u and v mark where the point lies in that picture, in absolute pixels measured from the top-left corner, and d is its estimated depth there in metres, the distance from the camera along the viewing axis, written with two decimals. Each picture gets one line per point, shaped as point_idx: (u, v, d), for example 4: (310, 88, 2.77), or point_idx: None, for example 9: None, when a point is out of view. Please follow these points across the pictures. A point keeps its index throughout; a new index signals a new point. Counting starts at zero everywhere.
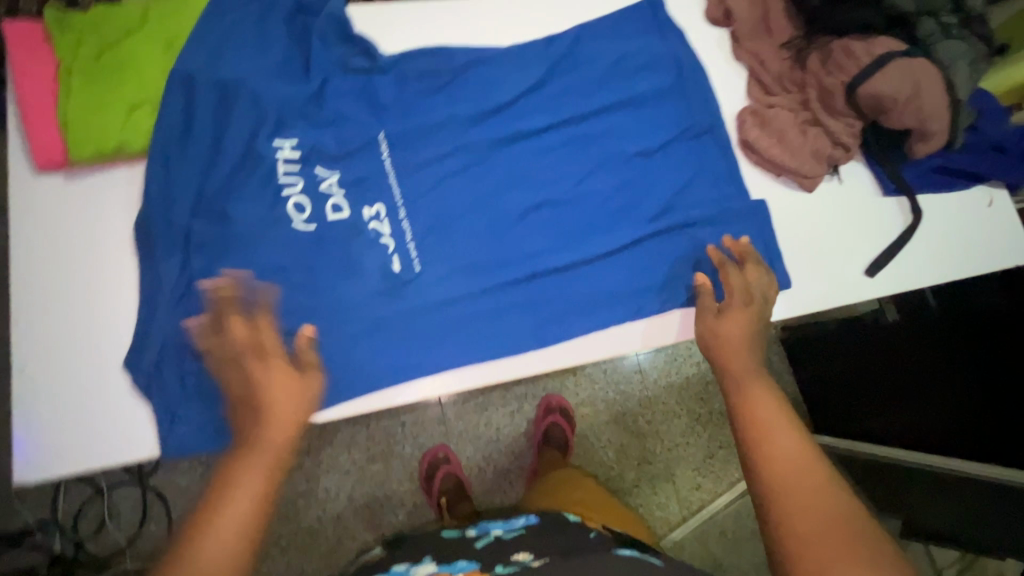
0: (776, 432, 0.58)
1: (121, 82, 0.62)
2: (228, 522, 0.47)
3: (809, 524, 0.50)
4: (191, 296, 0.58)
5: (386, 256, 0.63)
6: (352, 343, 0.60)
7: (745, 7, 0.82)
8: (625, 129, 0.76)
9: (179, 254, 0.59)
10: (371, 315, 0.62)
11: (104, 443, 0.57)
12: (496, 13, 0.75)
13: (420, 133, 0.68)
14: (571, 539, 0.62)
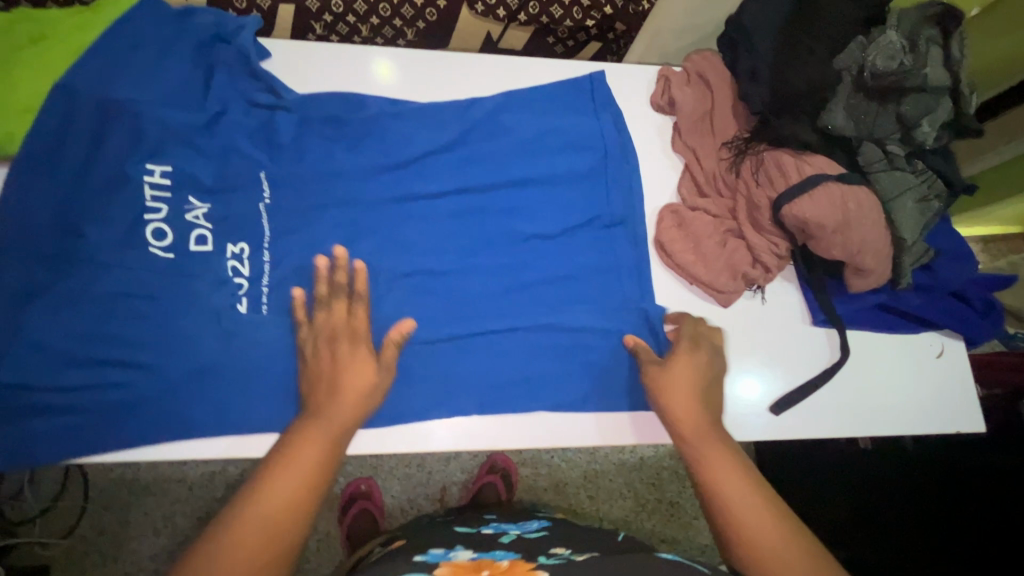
0: (725, 472, 0.60)
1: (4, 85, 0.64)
2: (265, 507, 0.53)
3: (769, 557, 0.54)
4: (24, 302, 0.61)
5: (235, 297, 0.66)
6: (182, 379, 0.63)
7: (690, 100, 0.78)
8: (528, 209, 0.73)
9: (22, 264, 0.62)
10: (213, 354, 0.64)
11: None
12: (425, 74, 0.78)
13: (316, 184, 0.70)
14: (607, 545, 0.65)
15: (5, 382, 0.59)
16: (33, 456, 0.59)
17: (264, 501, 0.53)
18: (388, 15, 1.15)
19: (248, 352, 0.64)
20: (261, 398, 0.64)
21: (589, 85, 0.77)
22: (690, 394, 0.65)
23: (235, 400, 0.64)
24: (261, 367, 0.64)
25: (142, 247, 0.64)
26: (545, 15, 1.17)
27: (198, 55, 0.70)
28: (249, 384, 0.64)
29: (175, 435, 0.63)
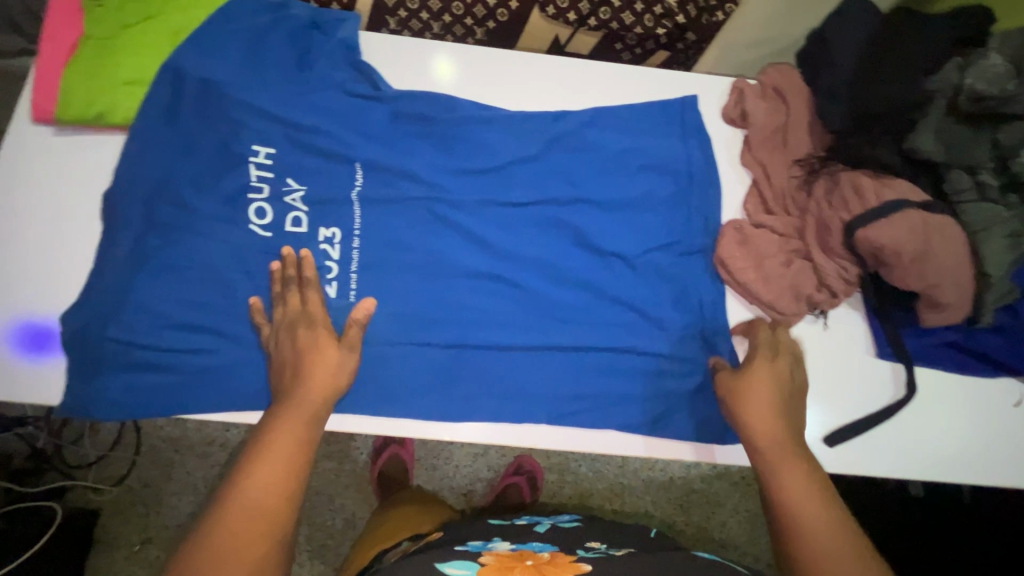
0: (793, 482, 0.60)
1: (126, 59, 0.70)
2: (260, 494, 0.56)
3: None
4: (118, 263, 0.66)
5: (326, 281, 0.68)
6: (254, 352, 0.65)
7: (764, 114, 0.76)
8: (607, 232, 0.72)
9: (132, 229, 0.67)
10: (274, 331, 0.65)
11: (19, 382, 0.64)
12: (524, 82, 0.78)
13: (383, 177, 0.72)
14: (638, 540, 0.67)
15: (111, 337, 0.64)
16: (129, 409, 0.63)
17: (255, 489, 0.56)
18: (462, 14, 1.19)
19: None
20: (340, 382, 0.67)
21: (680, 109, 0.78)
22: (768, 414, 0.63)
23: None
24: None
25: (245, 224, 0.68)
26: (616, 21, 1.17)
27: (289, 40, 0.73)
28: None
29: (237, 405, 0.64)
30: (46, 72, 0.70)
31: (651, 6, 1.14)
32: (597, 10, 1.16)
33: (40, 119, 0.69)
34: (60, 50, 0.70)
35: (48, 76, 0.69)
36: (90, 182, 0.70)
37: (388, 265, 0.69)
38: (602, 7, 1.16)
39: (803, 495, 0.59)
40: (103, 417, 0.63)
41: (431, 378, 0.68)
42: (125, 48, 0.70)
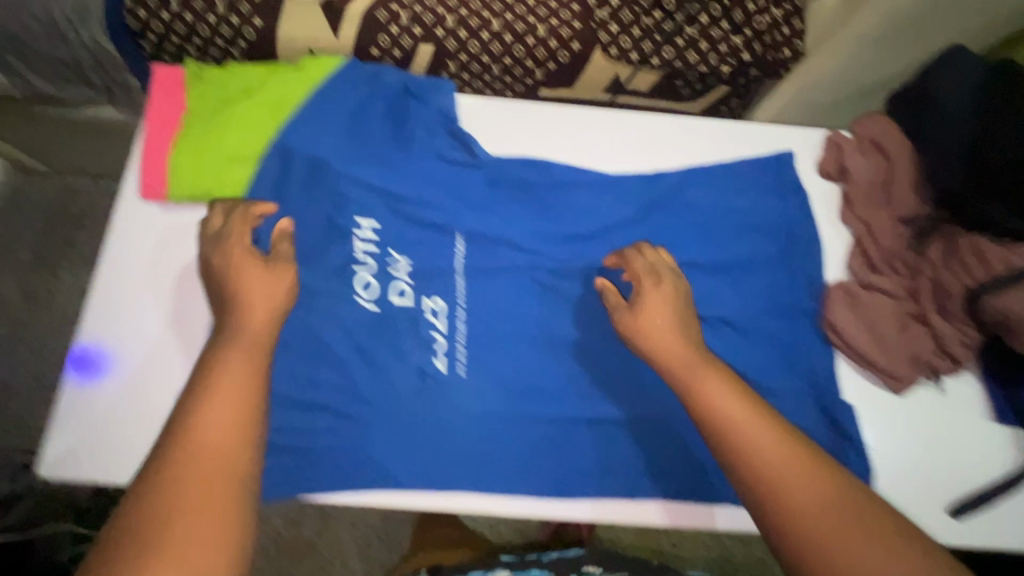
0: (726, 406, 0.54)
1: (228, 133, 0.71)
2: (203, 435, 0.49)
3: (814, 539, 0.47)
4: None
5: (433, 355, 0.67)
6: (367, 431, 0.64)
7: (865, 169, 0.75)
8: (711, 297, 0.71)
9: None
10: (396, 407, 0.65)
11: (104, 451, 0.64)
12: (611, 141, 0.77)
13: (484, 245, 0.72)
14: None
15: None
16: None
17: (202, 431, 0.49)
18: (523, 56, 1.20)
19: (434, 410, 0.65)
20: (449, 461, 0.64)
21: (776, 166, 0.77)
22: (681, 346, 0.59)
23: (420, 457, 0.64)
24: (439, 434, 0.65)
25: (351, 296, 0.68)
26: (679, 60, 1.16)
27: (387, 110, 0.73)
28: (431, 443, 0.64)
29: (352, 487, 0.62)
30: (155, 149, 0.71)
31: (716, 45, 1.13)
32: (660, 49, 1.15)
33: (150, 196, 0.71)
34: (167, 128, 0.72)
35: (156, 154, 0.71)
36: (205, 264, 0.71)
37: (496, 337, 0.69)
38: (666, 46, 1.15)
39: (751, 421, 0.53)
40: None
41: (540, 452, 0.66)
42: (226, 121, 0.71)
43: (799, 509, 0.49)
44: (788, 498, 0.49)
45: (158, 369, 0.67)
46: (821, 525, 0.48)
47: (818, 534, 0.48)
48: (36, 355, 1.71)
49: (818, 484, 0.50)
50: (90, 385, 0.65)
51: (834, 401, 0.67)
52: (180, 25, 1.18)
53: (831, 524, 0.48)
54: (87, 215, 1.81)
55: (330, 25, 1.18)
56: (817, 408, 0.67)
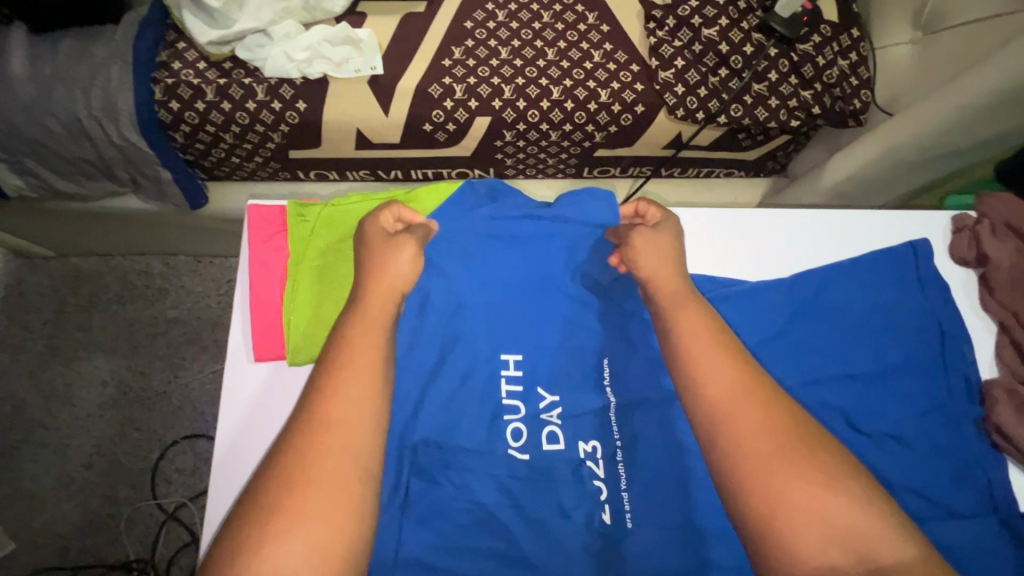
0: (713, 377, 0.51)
1: (346, 281, 0.65)
2: (335, 414, 0.49)
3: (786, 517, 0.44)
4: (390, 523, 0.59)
5: (597, 506, 0.62)
6: None
7: (1008, 255, 0.72)
8: (871, 408, 0.68)
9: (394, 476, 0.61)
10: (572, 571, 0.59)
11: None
12: (740, 244, 0.75)
13: (632, 374, 0.67)
14: None
15: None
16: None
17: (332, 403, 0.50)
18: (584, 122, 1.15)
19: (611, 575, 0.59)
20: None
21: (913, 255, 0.73)
22: (695, 345, 0.55)
23: None
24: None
25: (504, 450, 0.63)
26: (748, 117, 1.12)
27: (513, 236, 0.71)
28: None
29: None
30: (265, 307, 0.65)
31: (786, 101, 1.11)
32: (728, 107, 1.11)
33: (264, 357, 0.63)
34: (276, 278, 0.66)
35: (269, 309, 0.65)
36: None
37: (663, 481, 0.63)
38: (733, 104, 1.11)
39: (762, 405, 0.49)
40: None
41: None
42: (341, 269, 0.65)
43: (787, 477, 0.45)
44: (776, 494, 0.45)
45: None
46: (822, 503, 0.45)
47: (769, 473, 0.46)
48: (61, 454, 1.48)
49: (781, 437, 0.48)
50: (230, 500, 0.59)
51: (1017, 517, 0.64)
52: (217, 115, 1.10)
53: (840, 516, 0.44)
54: (98, 297, 1.60)
55: (380, 104, 1.12)
56: (1003, 524, 0.64)
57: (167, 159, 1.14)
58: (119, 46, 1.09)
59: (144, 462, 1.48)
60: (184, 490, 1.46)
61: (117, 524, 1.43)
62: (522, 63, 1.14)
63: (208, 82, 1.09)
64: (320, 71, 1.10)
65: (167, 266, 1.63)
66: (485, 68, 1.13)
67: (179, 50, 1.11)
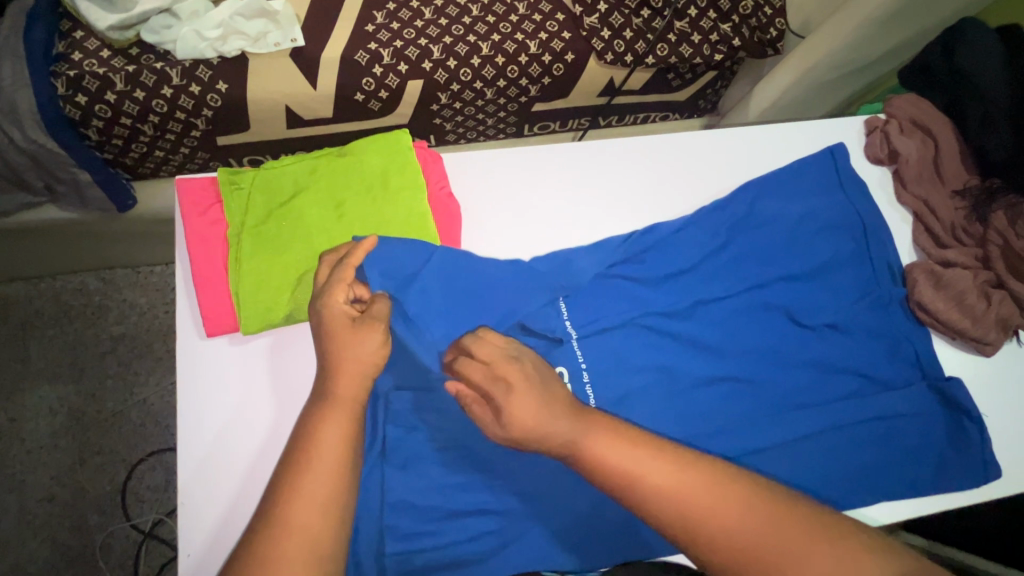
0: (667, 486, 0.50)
1: (292, 249, 0.63)
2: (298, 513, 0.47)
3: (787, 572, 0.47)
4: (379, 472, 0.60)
5: None
6: (530, 527, 0.60)
7: (915, 149, 0.78)
8: (810, 305, 0.73)
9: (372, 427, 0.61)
10: (557, 490, 0.61)
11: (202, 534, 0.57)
12: (681, 167, 0.78)
13: (593, 297, 0.70)
14: None
15: (392, 552, 0.58)
16: None
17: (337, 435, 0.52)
18: (517, 76, 1.15)
19: (594, 487, 0.62)
20: (620, 535, 0.61)
21: (832, 159, 0.78)
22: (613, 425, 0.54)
23: (589, 537, 0.60)
24: (597, 508, 0.61)
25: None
26: (674, 55, 1.15)
27: (463, 182, 0.71)
28: (597, 521, 0.61)
29: None
30: (210, 280, 0.63)
31: (708, 35, 1.14)
32: (655, 47, 1.14)
33: (215, 333, 0.62)
34: (216, 252, 0.64)
35: (214, 284, 0.63)
36: (301, 374, 0.63)
37: (629, 395, 0.67)
38: (659, 44, 1.14)
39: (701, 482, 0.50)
40: None
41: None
42: (286, 233, 0.64)
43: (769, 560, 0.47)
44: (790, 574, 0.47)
45: None
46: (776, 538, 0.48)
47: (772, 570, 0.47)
48: (17, 491, 1.40)
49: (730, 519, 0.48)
50: (200, 456, 0.59)
51: (943, 382, 0.71)
52: (131, 106, 1.04)
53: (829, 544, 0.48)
54: (32, 324, 1.50)
55: (306, 77, 1.09)
56: (931, 389, 0.71)
57: (84, 159, 1.08)
58: (7, 40, 1.00)
59: (110, 486, 1.41)
60: (158, 507, 1.41)
61: (91, 552, 1.37)
62: (447, 21, 1.12)
63: (117, 70, 1.02)
64: (236, 48, 1.05)
65: (104, 282, 1.54)
66: (411, 30, 1.11)
67: (76, 39, 1.03)
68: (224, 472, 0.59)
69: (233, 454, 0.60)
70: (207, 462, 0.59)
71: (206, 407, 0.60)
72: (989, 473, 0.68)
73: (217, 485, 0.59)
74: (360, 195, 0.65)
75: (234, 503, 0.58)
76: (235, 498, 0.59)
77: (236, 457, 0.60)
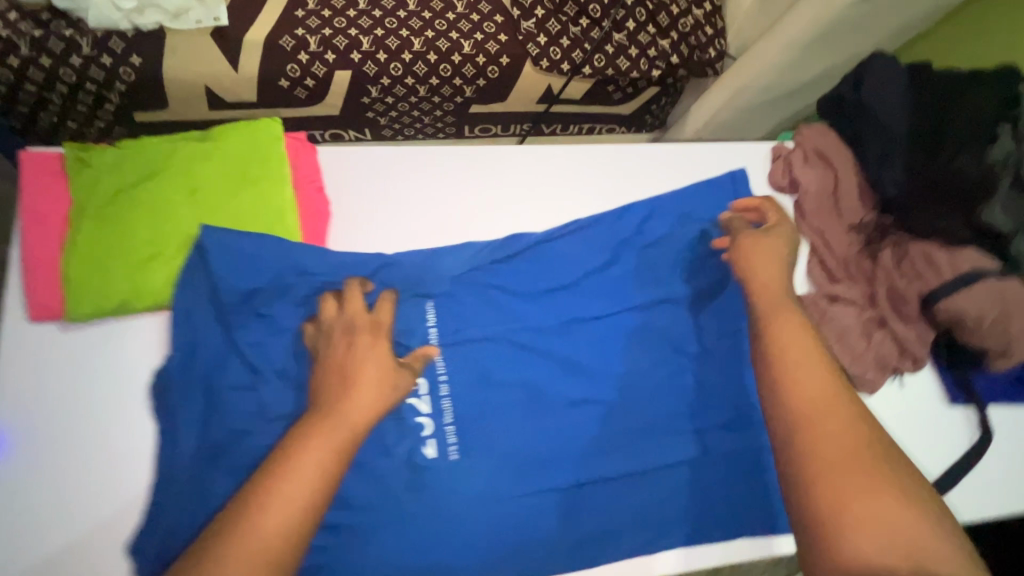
0: (811, 393, 0.57)
1: (136, 233, 0.60)
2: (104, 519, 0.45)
3: (856, 498, 0.49)
4: (203, 477, 0.56)
5: (421, 441, 0.62)
6: (367, 538, 0.59)
7: (815, 180, 0.77)
8: (691, 331, 0.71)
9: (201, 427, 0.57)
10: (397, 504, 0.60)
11: (9, 529, 0.54)
12: (577, 180, 0.76)
13: (461, 310, 0.67)
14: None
15: None
16: None
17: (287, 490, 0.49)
18: (450, 75, 1.12)
19: (440, 500, 0.61)
20: (454, 553, 0.61)
21: (731, 184, 0.76)
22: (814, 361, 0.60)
23: (425, 550, 0.60)
24: (448, 526, 0.61)
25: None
26: (611, 67, 1.13)
27: (339, 178, 0.68)
28: (435, 536, 0.60)
29: None
30: (42, 260, 0.59)
31: (645, 50, 1.12)
32: (592, 57, 1.12)
33: (43, 317, 0.58)
34: (54, 230, 0.60)
35: (47, 264, 0.59)
36: (132, 365, 0.59)
37: (489, 410, 0.65)
38: (596, 55, 1.12)
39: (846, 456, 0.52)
40: None
41: (554, 522, 0.64)
42: (132, 215, 0.60)
43: (829, 473, 0.51)
44: (842, 494, 0.50)
45: (103, 497, 0.57)
46: (900, 537, 0.47)
47: (823, 481, 0.51)
48: None
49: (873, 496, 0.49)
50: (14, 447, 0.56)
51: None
52: (37, 73, 0.99)
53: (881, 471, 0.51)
54: None
55: (228, 57, 1.05)
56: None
57: None
58: None
59: None
60: None
61: None
62: (381, 14, 1.09)
63: (19, 33, 0.96)
64: (154, 22, 1.01)
65: None
66: (341, 19, 1.08)
67: None
68: (38, 465, 0.56)
69: (48, 446, 0.57)
70: (20, 454, 0.56)
71: (28, 403, 0.57)
72: None
73: (30, 477, 0.56)
74: (216, 182, 0.62)
75: (47, 497, 0.56)
76: (49, 491, 0.56)
77: (54, 449, 0.57)
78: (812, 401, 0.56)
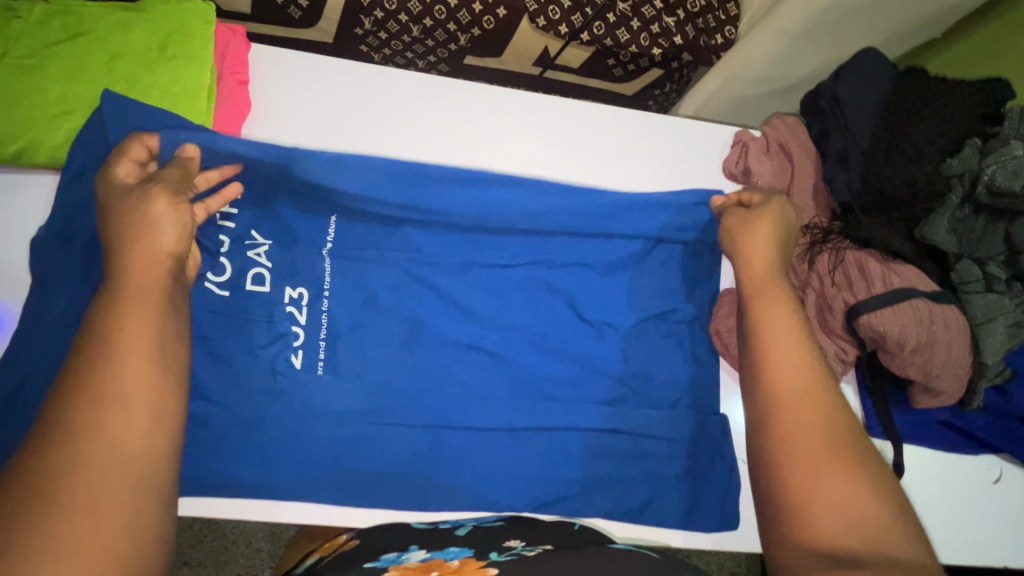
0: (789, 382, 0.54)
1: (46, 88, 0.60)
2: None
3: (815, 463, 0.49)
4: (63, 336, 0.56)
5: (288, 350, 0.61)
6: (217, 438, 0.58)
7: (769, 172, 0.71)
8: (598, 296, 0.68)
9: (71, 288, 0.57)
10: (251, 408, 0.59)
11: None
12: (520, 128, 0.73)
13: (361, 230, 0.65)
14: (553, 530, 0.59)
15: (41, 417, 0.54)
16: None
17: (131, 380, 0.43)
18: (444, 18, 1.07)
19: (296, 413, 0.60)
20: (300, 467, 0.60)
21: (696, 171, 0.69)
22: (793, 335, 0.56)
23: (272, 458, 0.59)
24: (292, 440, 0.59)
25: (200, 282, 0.60)
26: (610, 37, 1.08)
27: (272, 80, 0.68)
28: (282, 445, 0.59)
29: (214, 499, 0.59)
30: None
31: (648, 24, 1.07)
32: (591, 24, 1.07)
33: None
34: None
35: None
36: (21, 215, 0.61)
37: (369, 334, 0.63)
38: (596, 21, 1.07)
39: (846, 494, 0.48)
40: (249, 501, 0.59)
41: (405, 461, 0.62)
42: (46, 71, 0.60)
43: (803, 463, 0.50)
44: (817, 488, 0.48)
45: None
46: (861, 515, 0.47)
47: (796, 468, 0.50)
48: None
49: (877, 503, 0.47)
50: None
51: (710, 412, 0.68)
52: None
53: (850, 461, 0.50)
54: None
55: None
56: (696, 416, 0.67)
57: None
58: None
59: None
60: None
61: None
62: None
63: None
64: None
65: None
66: None
67: None
68: None
69: None
70: None
71: None
72: (722, 517, 0.66)
73: None
74: (138, 55, 0.62)
75: None
76: None
77: None
78: (792, 389, 0.53)
